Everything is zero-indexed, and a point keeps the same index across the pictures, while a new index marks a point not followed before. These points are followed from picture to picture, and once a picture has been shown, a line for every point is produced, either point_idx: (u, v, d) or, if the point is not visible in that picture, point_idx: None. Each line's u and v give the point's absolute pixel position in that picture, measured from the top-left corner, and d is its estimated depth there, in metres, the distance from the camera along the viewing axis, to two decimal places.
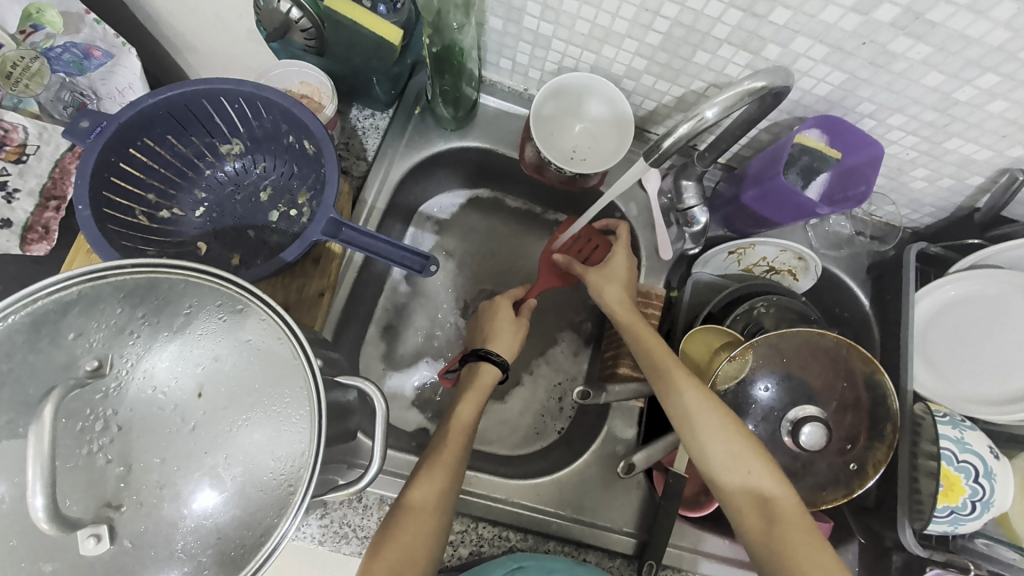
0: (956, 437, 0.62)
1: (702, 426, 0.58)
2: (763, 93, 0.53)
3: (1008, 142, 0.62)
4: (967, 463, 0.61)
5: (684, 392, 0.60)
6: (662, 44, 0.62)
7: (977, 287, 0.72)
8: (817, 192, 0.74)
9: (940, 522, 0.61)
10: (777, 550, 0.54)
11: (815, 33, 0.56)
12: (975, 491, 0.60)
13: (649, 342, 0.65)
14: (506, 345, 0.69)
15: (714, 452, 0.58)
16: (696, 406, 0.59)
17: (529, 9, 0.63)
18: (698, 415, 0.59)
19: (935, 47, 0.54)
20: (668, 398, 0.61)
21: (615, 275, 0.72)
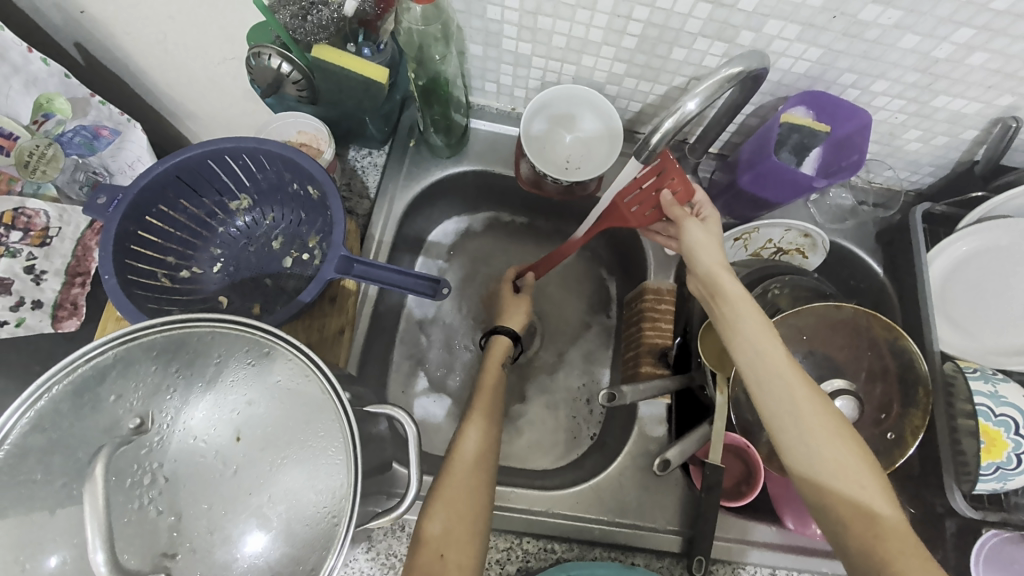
0: (989, 391, 0.61)
1: (809, 430, 0.52)
2: (741, 77, 0.54)
3: (995, 92, 0.62)
4: (1005, 416, 0.59)
5: (794, 389, 0.53)
6: (638, 46, 0.64)
7: (997, 237, 0.71)
8: (812, 167, 0.74)
9: (987, 481, 0.60)
10: (879, 568, 0.48)
11: (786, 14, 0.57)
12: (1019, 444, 0.58)
13: (753, 326, 0.55)
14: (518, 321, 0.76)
15: (816, 456, 0.51)
16: (804, 403, 0.52)
17: (506, 32, 0.65)
18: (805, 413, 0.52)
19: (906, 10, 0.55)
20: (772, 390, 0.53)
21: (716, 242, 0.61)
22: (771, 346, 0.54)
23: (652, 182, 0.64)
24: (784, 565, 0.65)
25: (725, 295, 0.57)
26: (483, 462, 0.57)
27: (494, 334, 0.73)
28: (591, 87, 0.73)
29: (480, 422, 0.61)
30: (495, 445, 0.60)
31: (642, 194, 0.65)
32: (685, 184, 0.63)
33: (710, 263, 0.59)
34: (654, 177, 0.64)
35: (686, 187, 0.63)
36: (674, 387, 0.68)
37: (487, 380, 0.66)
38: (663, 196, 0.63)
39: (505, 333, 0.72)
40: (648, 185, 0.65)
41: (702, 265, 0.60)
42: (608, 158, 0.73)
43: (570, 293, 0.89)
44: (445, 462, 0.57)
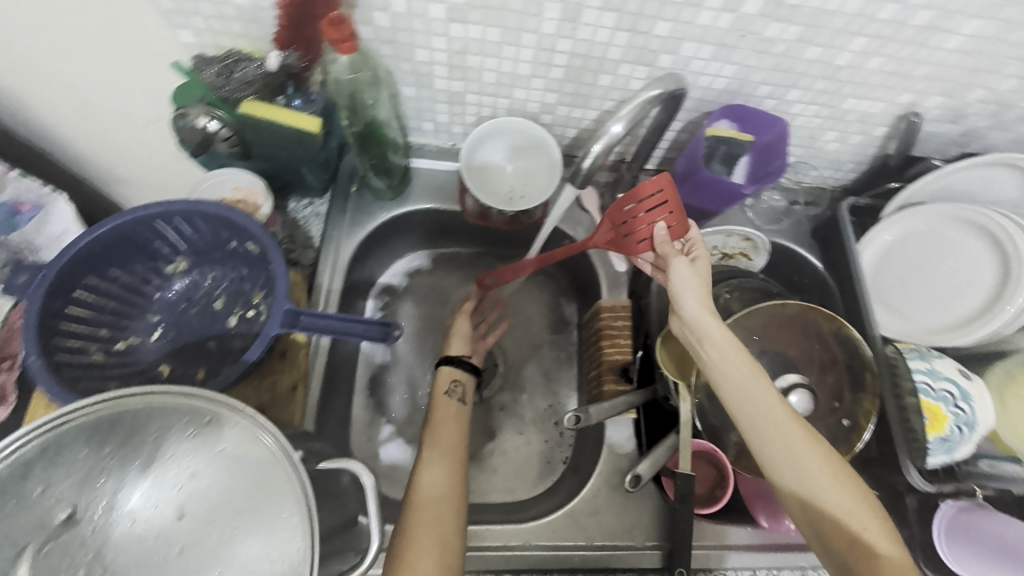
0: (927, 369, 0.65)
1: (808, 475, 0.51)
2: (661, 98, 0.56)
3: (896, 91, 0.70)
4: (943, 391, 0.64)
5: (790, 431, 0.53)
6: (566, 76, 0.67)
7: (912, 223, 0.76)
8: (743, 174, 0.77)
9: (936, 454, 0.63)
10: None
11: (698, 37, 0.61)
12: (958, 415, 0.63)
13: (739, 369, 0.56)
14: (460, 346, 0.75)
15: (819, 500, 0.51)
16: (796, 445, 0.52)
17: (437, 73, 0.66)
18: (798, 455, 0.52)
19: (805, 25, 0.60)
20: (763, 433, 0.53)
21: (704, 283, 0.61)
22: (759, 390, 0.54)
23: (650, 211, 0.64)
24: (764, 564, 0.68)
25: (713, 339, 0.57)
26: (446, 498, 0.56)
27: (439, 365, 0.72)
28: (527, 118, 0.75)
29: (441, 459, 0.60)
30: (460, 482, 0.59)
31: (641, 220, 0.64)
32: (681, 220, 0.64)
33: (697, 306, 0.60)
34: (653, 207, 0.64)
35: (680, 224, 0.64)
36: (639, 401, 0.68)
37: (441, 416, 0.65)
38: (659, 226, 0.63)
39: (447, 361, 0.72)
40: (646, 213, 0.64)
41: (690, 307, 0.60)
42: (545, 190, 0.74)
43: (529, 316, 0.88)
44: (406, 508, 0.56)
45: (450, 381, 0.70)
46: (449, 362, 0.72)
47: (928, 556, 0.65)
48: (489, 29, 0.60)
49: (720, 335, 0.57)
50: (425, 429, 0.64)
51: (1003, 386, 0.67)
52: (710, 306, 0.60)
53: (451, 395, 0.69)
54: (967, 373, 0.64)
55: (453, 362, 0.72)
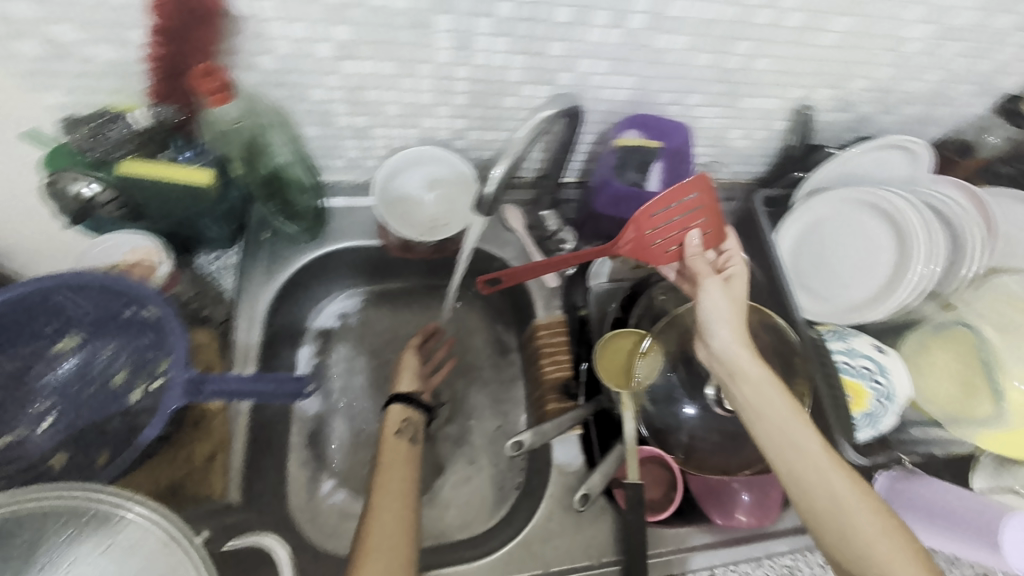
0: (845, 348, 0.70)
1: (853, 521, 0.52)
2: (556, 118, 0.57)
3: (785, 88, 0.75)
4: (863, 367, 0.68)
5: (835, 475, 0.53)
6: (471, 101, 0.67)
7: (816, 212, 0.80)
8: (658, 179, 0.78)
9: (864, 429, 0.68)
10: None
11: (592, 53, 0.62)
12: (878, 390, 0.67)
13: (780, 406, 0.56)
14: (409, 382, 0.74)
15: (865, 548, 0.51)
16: (836, 482, 0.53)
17: (337, 110, 0.64)
18: (835, 491, 0.53)
19: (691, 34, 0.62)
20: (804, 467, 0.54)
21: (738, 314, 0.61)
22: (801, 430, 0.55)
23: (685, 220, 0.64)
24: (721, 562, 0.68)
25: (751, 377, 0.58)
26: (400, 539, 0.54)
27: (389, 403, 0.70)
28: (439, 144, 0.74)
29: (394, 496, 0.58)
30: (411, 525, 0.56)
31: (675, 228, 0.64)
32: (717, 227, 0.65)
33: (733, 343, 0.59)
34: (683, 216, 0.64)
35: (715, 232, 0.66)
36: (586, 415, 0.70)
37: (391, 458, 0.63)
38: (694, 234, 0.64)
39: (397, 401, 0.70)
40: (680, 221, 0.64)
41: (722, 338, 0.59)
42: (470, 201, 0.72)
43: (469, 341, 0.86)
44: (356, 549, 0.54)
45: (403, 419, 0.68)
46: (403, 400, 0.70)
47: None
48: (383, 63, 0.59)
49: (760, 375, 0.58)
50: (372, 474, 0.61)
51: (915, 356, 0.70)
52: (746, 341, 0.59)
53: (401, 435, 0.66)
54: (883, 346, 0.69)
55: (402, 400, 0.70)
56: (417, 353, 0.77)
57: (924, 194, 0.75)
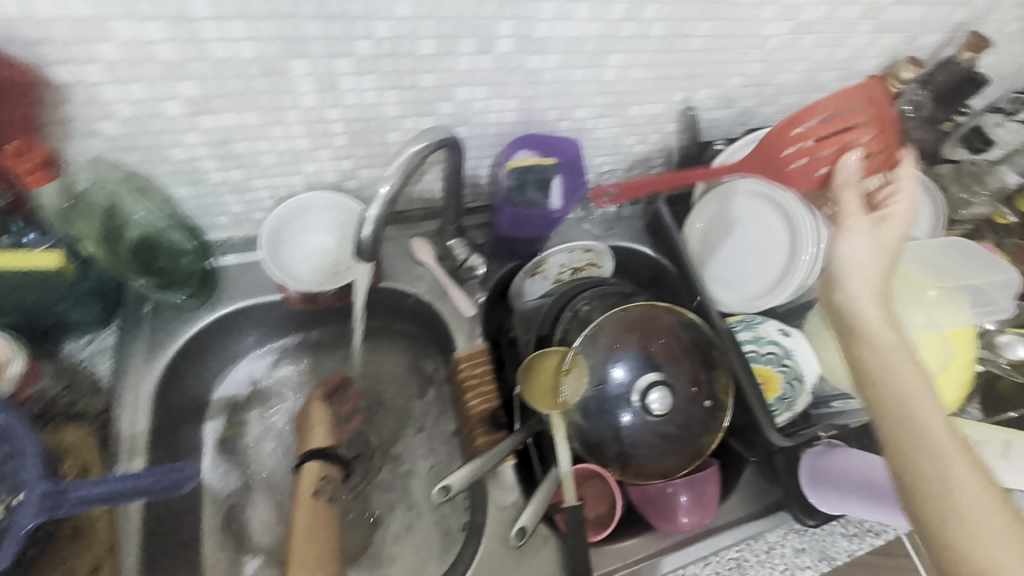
0: (754, 338, 0.73)
1: (965, 511, 0.48)
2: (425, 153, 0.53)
3: (666, 92, 0.77)
4: (770, 354, 0.72)
5: (955, 461, 0.49)
6: (352, 142, 0.65)
7: (712, 208, 0.81)
8: (558, 195, 0.78)
9: (782, 413, 0.71)
10: None
11: (466, 80, 0.62)
12: (786, 373, 0.71)
13: (903, 375, 0.53)
14: (323, 437, 0.73)
15: (973, 539, 0.47)
16: (955, 466, 0.49)
17: (206, 167, 0.61)
18: (956, 476, 0.49)
19: (562, 53, 0.63)
20: (922, 441, 0.51)
21: (883, 250, 0.58)
22: (930, 404, 0.52)
23: (846, 131, 0.63)
24: (668, 567, 0.68)
25: (870, 342, 0.55)
26: None
27: (303, 463, 0.70)
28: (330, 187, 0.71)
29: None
30: None
31: (835, 136, 0.63)
32: (886, 148, 0.63)
33: (859, 293, 0.57)
34: (851, 122, 0.63)
35: (880, 156, 0.63)
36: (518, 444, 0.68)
37: (312, 527, 0.66)
38: (845, 154, 0.62)
39: (312, 458, 0.70)
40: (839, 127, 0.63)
41: (849, 281, 0.58)
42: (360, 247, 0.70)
43: (394, 381, 0.82)
44: None
45: (316, 483, 0.69)
46: (319, 458, 0.70)
47: (803, 505, 0.69)
48: (244, 115, 0.56)
49: (881, 338, 0.55)
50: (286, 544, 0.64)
51: (820, 332, 0.73)
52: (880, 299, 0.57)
53: (320, 495, 0.69)
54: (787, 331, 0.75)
55: (323, 456, 0.70)
56: (323, 405, 0.76)
57: None
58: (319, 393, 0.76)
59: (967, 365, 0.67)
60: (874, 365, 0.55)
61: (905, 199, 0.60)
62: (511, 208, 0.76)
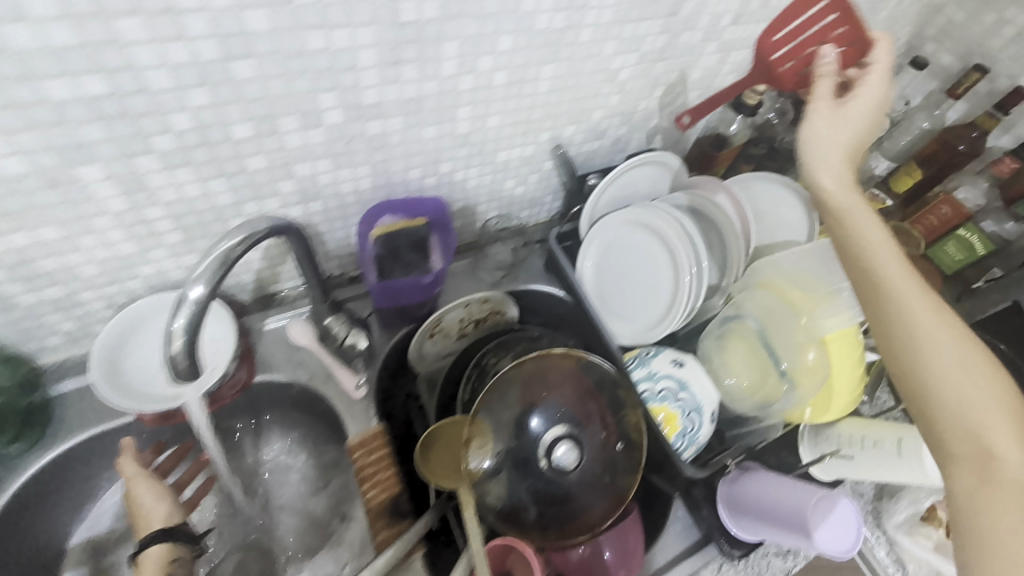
0: (647, 376, 0.72)
1: (929, 354, 0.50)
2: (246, 246, 0.47)
3: (531, 135, 0.76)
4: (665, 390, 0.71)
5: (919, 309, 0.52)
6: (189, 236, 0.59)
7: (600, 243, 0.80)
8: (439, 255, 0.74)
9: (687, 448, 0.69)
10: (974, 498, 0.47)
11: (302, 156, 0.58)
12: (683, 407, 0.70)
13: (884, 255, 0.55)
14: (163, 512, 0.61)
15: (940, 376, 0.50)
16: (943, 337, 0.50)
17: (13, 292, 0.54)
18: (943, 346, 0.50)
19: (402, 114, 0.60)
20: (908, 316, 0.52)
21: (840, 130, 0.61)
22: (893, 262, 0.54)
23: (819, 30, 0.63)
24: None
25: (835, 214, 0.59)
26: None
27: (141, 555, 0.57)
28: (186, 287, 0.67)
29: None
30: None
31: (804, 44, 0.64)
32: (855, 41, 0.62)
33: (818, 168, 0.61)
34: (818, 25, 0.63)
35: (855, 46, 0.63)
36: (424, 527, 0.63)
37: None
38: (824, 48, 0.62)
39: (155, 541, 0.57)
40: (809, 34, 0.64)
41: (814, 156, 0.61)
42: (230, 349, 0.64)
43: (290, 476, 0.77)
44: None
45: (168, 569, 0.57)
46: (163, 540, 0.58)
47: (727, 535, 0.67)
48: (41, 231, 0.50)
49: (839, 206, 0.59)
50: None
51: (714, 355, 0.72)
52: (842, 169, 0.61)
53: None
54: (679, 360, 0.72)
55: (172, 536, 0.58)
56: (148, 477, 0.63)
57: (681, 197, 0.77)
58: (133, 471, 0.63)
59: (859, 360, 0.65)
60: (840, 233, 0.58)
61: (874, 83, 0.61)
62: (382, 283, 0.71)
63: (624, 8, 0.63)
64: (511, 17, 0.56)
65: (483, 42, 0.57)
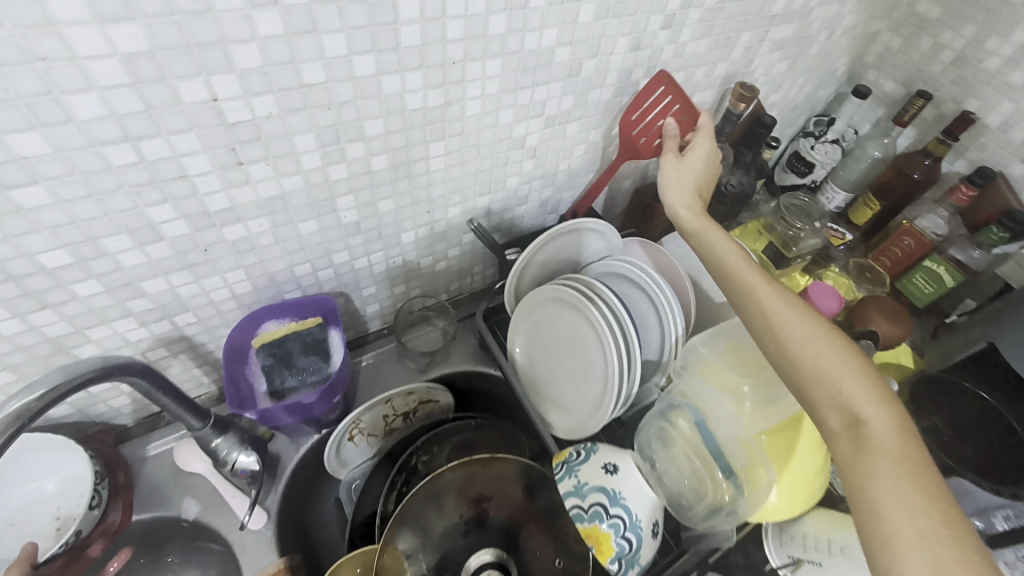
0: (575, 488, 0.61)
1: (786, 336, 0.51)
2: (44, 405, 0.39)
3: (438, 212, 0.69)
4: (596, 505, 0.59)
5: (769, 297, 0.54)
6: (23, 374, 0.51)
7: (529, 325, 0.73)
8: (342, 358, 0.64)
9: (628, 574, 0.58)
10: (853, 471, 0.43)
11: (149, 272, 0.50)
12: (616, 526, 0.58)
13: (742, 267, 0.58)
14: None
15: (798, 356, 0.50)
16: (797, 325, 0.51)
17: None
18: (799, 332, 0.51)
19: (266, 215, 0.53)
20: (762, 309, 0.54)
21: (689, 171, 0.68)
22: (745, 266, 0.58)
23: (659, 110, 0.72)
24: None
25: (697, 236, 0.64)
26: None
27: None
28: (47, 422, 0.59)
29: None
30: None
31: (653, 120, 0.72)
32: (688, 112, 0.70)
33: (676, 199, 0.66)
34: (658, 107, 0.71)
35: (689, 116, 0.71)
36: None
37: None
38: (665, 123, 0.70)
39: None
40: (654, 114, 0.72)
41: (675, 192, 0.67)
42: (83, 505, 0.57)
43: None
44: None
45: None
46: None
47: None
48: None
49: (694, 228, 0.64)
50: None
51: (658, 445, 0.61)
52: (698, 199, 0.67)
53: None
54: (611, 464, 0.61)
55: None
56: None
57: (610, 265, 0.72)
58: None
59: (817, 445, 0.57)
60: (704, 252, 0.62)
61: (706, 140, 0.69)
62: (276, 402, 0.62)
63: (511, 76, 0.58)
64: (373, 101, 0.50)
65: (347, 130, 0.51)
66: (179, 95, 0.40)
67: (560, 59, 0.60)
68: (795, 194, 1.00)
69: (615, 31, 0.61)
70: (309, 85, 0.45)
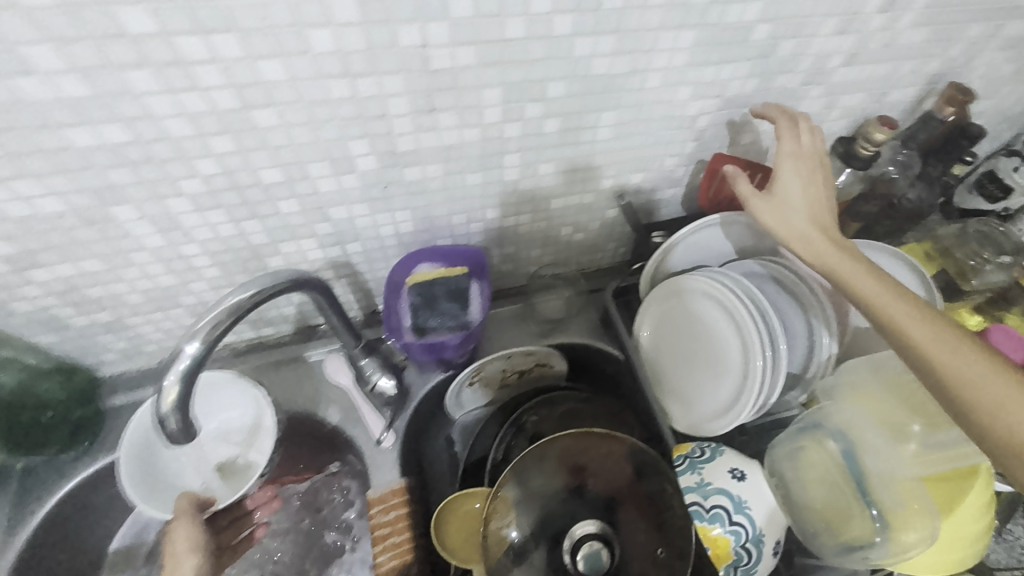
0: (696, 484, 0.61)
1: (961, 401, 0.46)
2: (251, 305, 0.44)
3: (592, 181, 0.68)
4: (717, 508, 0.59)
5: (931, 352, 0.48)
6: (224, 271, 0.59)
7: (660, 310, 0.71)
8: (480, 308, 0.68)
9: None
10: None
11: (336, 201, 0.55)
12: (737, 533, 0.58)
13: (890, 309, 0.51)
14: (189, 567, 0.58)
15: (983, 427, 0.44)
16: (976, 386, 0.45)
17: (70, 316, 0.58)
18: (979, 397, 0.45)
19: (441, 162, 0.56)
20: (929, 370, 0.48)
21: (795, 200, 0.58)
22: (894, 306, 0.51)
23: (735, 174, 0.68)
24: None
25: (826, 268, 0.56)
26: None
27: None
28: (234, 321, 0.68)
29: None
30: None
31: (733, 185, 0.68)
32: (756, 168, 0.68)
33: (790, 232, 0.58)
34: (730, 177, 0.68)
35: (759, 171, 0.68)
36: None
37: None
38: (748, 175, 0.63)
39: None
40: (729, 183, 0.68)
41: (791, 226, 0.58)
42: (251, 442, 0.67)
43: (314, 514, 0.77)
44: None
45: None
46: None
47: None
48: (88, 262, 0.52)
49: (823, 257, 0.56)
50: None
51: (788, 463, 0.61)
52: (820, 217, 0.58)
53: None
54: (738, 470, 0.60)
55: None
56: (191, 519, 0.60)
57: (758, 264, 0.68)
58: (185, 505, 0.60)
59: (982, 512, 0.55)
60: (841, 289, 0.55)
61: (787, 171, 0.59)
62: (420, 338, 0.66)
63: (702, 50, 0.55)
64: (562, 62, 0.50)
65: (530, 89, 0.51)
66: (397, 37, 0.43)
67: (757, 36, 0.56)
68: (982, 219, 0.85)
69: (823, 11, 0.56)
70: (509, 39, 0.46)
